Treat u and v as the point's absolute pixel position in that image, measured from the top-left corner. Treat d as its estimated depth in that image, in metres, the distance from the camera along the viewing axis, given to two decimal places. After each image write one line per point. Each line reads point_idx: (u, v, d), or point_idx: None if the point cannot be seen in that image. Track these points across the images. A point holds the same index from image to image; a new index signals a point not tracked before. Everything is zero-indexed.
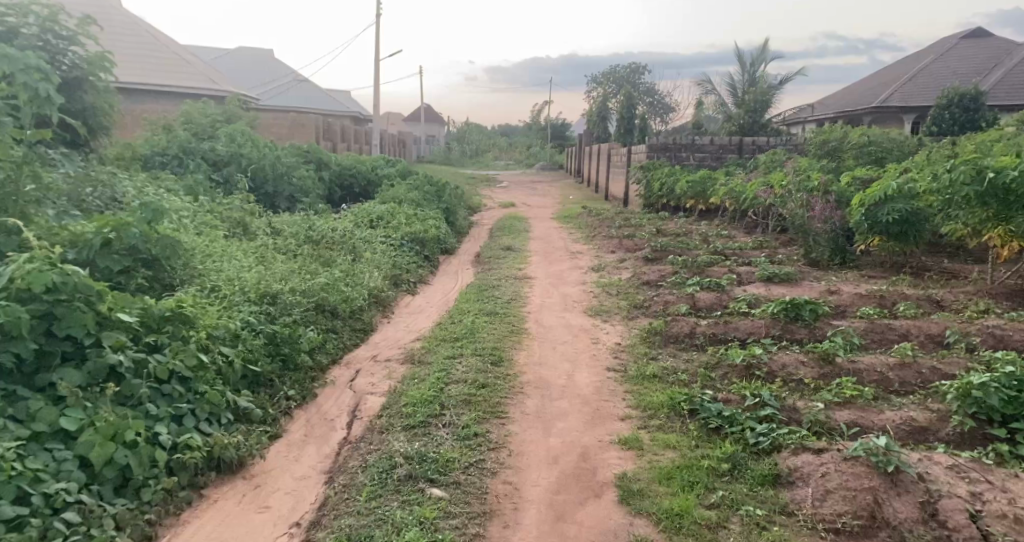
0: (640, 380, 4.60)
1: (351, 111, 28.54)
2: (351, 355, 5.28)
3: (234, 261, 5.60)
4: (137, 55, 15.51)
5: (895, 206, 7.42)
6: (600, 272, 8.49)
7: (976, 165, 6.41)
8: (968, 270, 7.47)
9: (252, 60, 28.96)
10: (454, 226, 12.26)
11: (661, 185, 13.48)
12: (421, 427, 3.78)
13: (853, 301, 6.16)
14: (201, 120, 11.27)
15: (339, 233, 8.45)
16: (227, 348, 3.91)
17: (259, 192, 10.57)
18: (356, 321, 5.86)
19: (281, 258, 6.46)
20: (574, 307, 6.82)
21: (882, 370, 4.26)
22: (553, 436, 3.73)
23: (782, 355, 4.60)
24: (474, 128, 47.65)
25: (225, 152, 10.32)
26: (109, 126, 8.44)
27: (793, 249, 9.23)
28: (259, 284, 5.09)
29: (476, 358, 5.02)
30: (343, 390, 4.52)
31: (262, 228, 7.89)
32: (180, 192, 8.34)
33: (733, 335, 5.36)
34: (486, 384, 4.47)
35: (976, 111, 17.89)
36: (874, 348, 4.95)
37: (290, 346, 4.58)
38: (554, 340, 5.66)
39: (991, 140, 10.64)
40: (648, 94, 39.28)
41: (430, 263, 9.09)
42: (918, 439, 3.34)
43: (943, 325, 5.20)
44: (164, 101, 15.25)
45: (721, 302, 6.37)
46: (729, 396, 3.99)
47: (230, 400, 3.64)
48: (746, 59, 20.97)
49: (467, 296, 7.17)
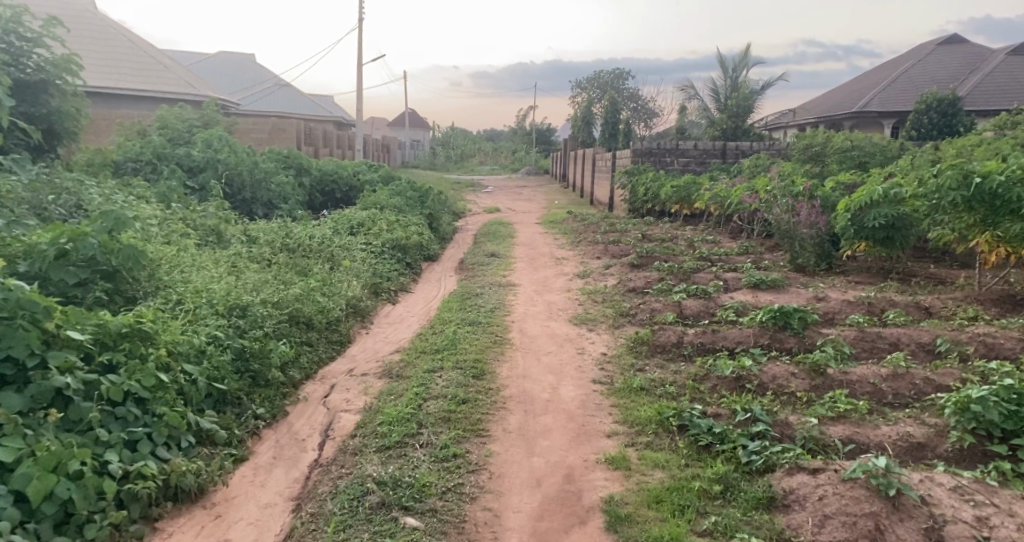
0: (626, 394, 4.43)
1: (334, 115, 28.25)
2: (327, 370, 5.07)
3: (203, 272, 5.36)
4: (112, 60, 15.16)
5: (880, 211, 7.35)
6: (586, 279, 8.33)
7: (962, 170, 6.36)
8: (954, 276, 7.41)
9: (233, 67, 28.53)
10: (437, 232, 12.06)
11: (646, 189, 13.39)
12: (397, 448, 3.59)
13: (842, 308, 6.05)
14: (177, 126, 11.01)
15: (318, 240, 8.22)
16: (190, 366, 3.68)
17: (237, 198, 10.30)
18: (332, 333, 5.65)
19: (255, 268, 6.22)
20: (560, 315, 6.65)
21: (875, 381, 4.13)
22: (535, 455, 3.55)
23: (772, 366, 4.46)
24: (459, 133, 47.52)
25: (201, 158, 10.06)
26: (77, 132, 8.18)
27: (779, 254, 9.14)
28: (228, 295, 4.85)
29: (456, 372, 4.83)
30: (318, 408, 4.31)
31: (237, 235, 7.64)
32: (152, 199, 8.08)
33: (722, 344, 5.22)
34: (467, 399, 4.28)
35: (954, 116, 18.04)
36: (864, 358, 4.85)
37: (260, 362, 4.36)
38: (537, 350, 5.49)
39: (972, 145, 10.68)
40: (631, 98, 39.44)
41: (412, 271, 8.88)
42: (915, 457, 3.21)
43: (934, 333, 5.10)
44: (139, 105, 14.94)
45: (708, 309, 6.24)
46: (719, 411, 3.84)
47: (193, 422, 3.41)
48: (729, 65, 21.02)
49: (449, 305, 6.97)
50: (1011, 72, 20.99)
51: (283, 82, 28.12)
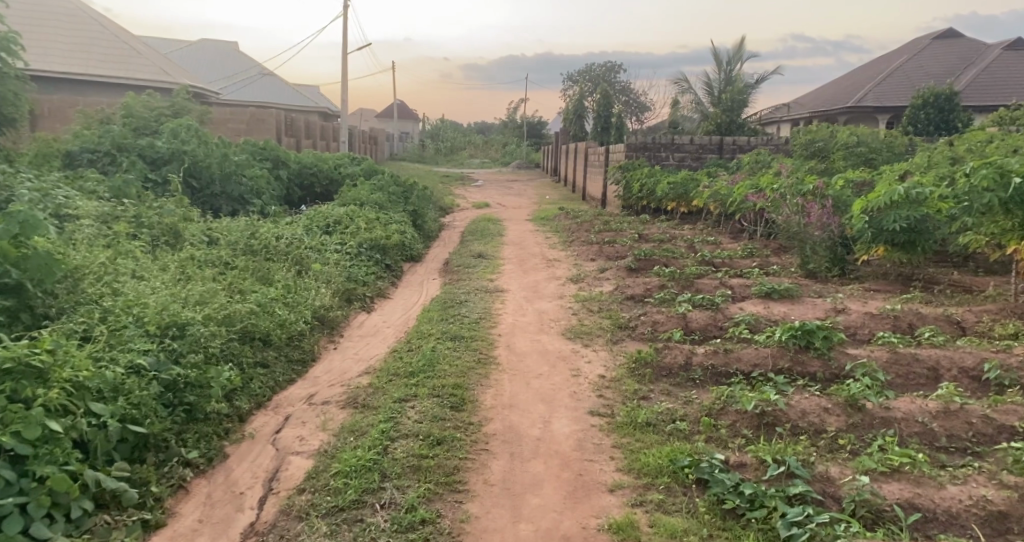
0: (630, 431, 3.78)
1: (319, 105, 27.36)
2: (282, 397, 4.38)
3: (143, 281, 4.66)
4: (78, 43, 14.33)
5: (901, 213, 6.73)
6: (579, 284, 7.67)
7: (998, 169, 5.74)
8: (982, 284, 6.84)
9: (214, 55, 27.57)
10: (421, 230, 11.36)
11: (642, 185, 12.72)
12: (353, 511, 2.94)
13: (865, 323, 5.44)
14: (143, 114, 10.23)
15: (286, 241, 7.48)
16: (97, 406, 2.98)
17: (204, 193, 9.51)
18: (292, 351, 4.97)
19: (208, 274, 5.52)
20: (552, 327, 5.98)
21: (924, 420, 3.51)
22: (523, 520, 2.91)
23: (801, 400, 3.82)
24: (450, 127, 46.66)
25: (165, 149, 9.28)
26: (16, 118, 7.43)
27: (786, 258, 8.52)
28: (164, 307, 4.12)
29: (433, 401, 4.15)
30: (267, 449, 3.62)
31: (196, 235, 6.90)
32: (103, 194, 7.32)
33: (737, 368, 4.58)
34: (442, 440, 3.61)
35: (951, 111, 17.50)
36: (901, 386, 4.24)
37: (197, 393, 3.65)
38: (525, 372, 4.81)
39: (981, 141, 10.14)
40: (623, 92, 38.75)
41: (391, 273, 8.19)
42: (997, 530, 2.59)
43: (977, 356, 4.48)
44: (106, 93, 14.16)
45: (716, 323, 5.60)
46: (744, 460, 3.20)
47: (91, 483, 2.72)
48: (722, 58, 20.22)
49: (429, 315, 6.28)
50: (1009, 67, 20.49)
51: (267, 71, 27.22)
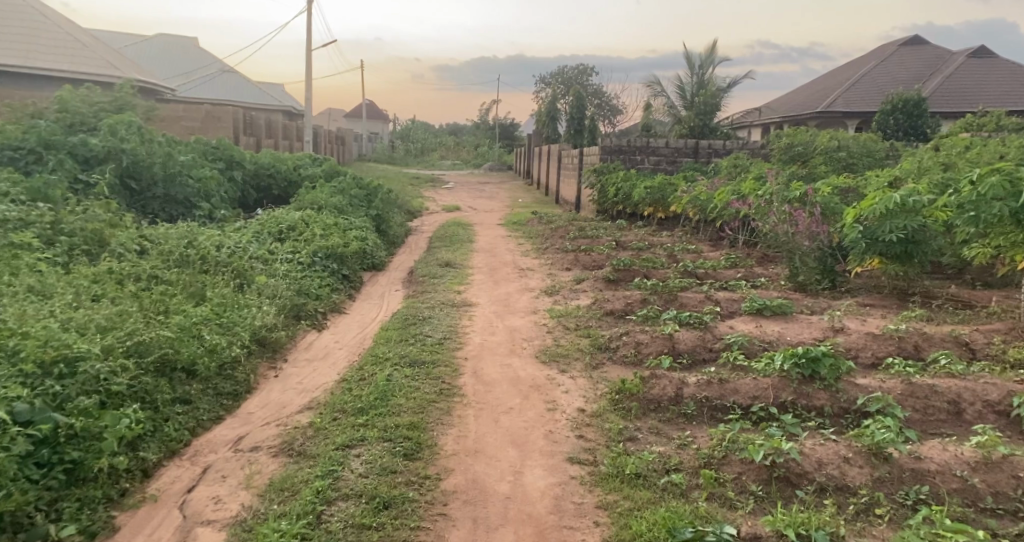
0: (618, 485, 3.16)
1: (283, 105, 26.36)
2: (205, 440, 3.68)
3: (36, 305, 3.93)
4: (16, 32, 13.32)
5: (898, 223, 6.24)
6: (555, 297, 7.05)
7: (1006, 176, 5.29)
8: (983, 299, 6.40)
9: (173, 51, 26.40)
10: (384, 234, 10.67)
11: (617, 190, 12.19)
12: None
13: (867, 344, 4.92)
14: (79, 109, 9.33)
15: (228, 250, 6.71)
16: None
17: (144, 196, 8.72)
18: (222, 382, 4.25)
19: (127, 293, 4.77)
20: (524, 348, 5.35)
21: (963, 474, 2.96)
22: None
23: (817, 446, 3.25)
24: (421, 128, 45.77)
25: (102, 147, 8.38)
26: None
27: (773, 268, 8.02)
28: (50, 338, 3.39)
29: (383, 447, 3.49)
30: (171, 516, 2.93)
31: (125, 244, 6.11)
32: (18, 197, 6.47)
33: (734, 401, 4.01)
34: (390, 503, 2.95)
35: (919, 117, 17.28)
36: (924, 425, 3.68)
37: (83, 447, 2.95)
38: (494, 406, 4.17)
39: (962, 147, 9.77)
40: (596, 95, 38.38)
41: (350, 284, 7.48)
42: None
43: (1002, 388, 3.97)
44: (46, 86, 13.23)
45: (706, 345, 5.03)
46: (757, 531, 2.65)
47: None
48: (695, 61, 19.78)
49: (387, 334, 5.58)
50: (973, 75, 20.53)
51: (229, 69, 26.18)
